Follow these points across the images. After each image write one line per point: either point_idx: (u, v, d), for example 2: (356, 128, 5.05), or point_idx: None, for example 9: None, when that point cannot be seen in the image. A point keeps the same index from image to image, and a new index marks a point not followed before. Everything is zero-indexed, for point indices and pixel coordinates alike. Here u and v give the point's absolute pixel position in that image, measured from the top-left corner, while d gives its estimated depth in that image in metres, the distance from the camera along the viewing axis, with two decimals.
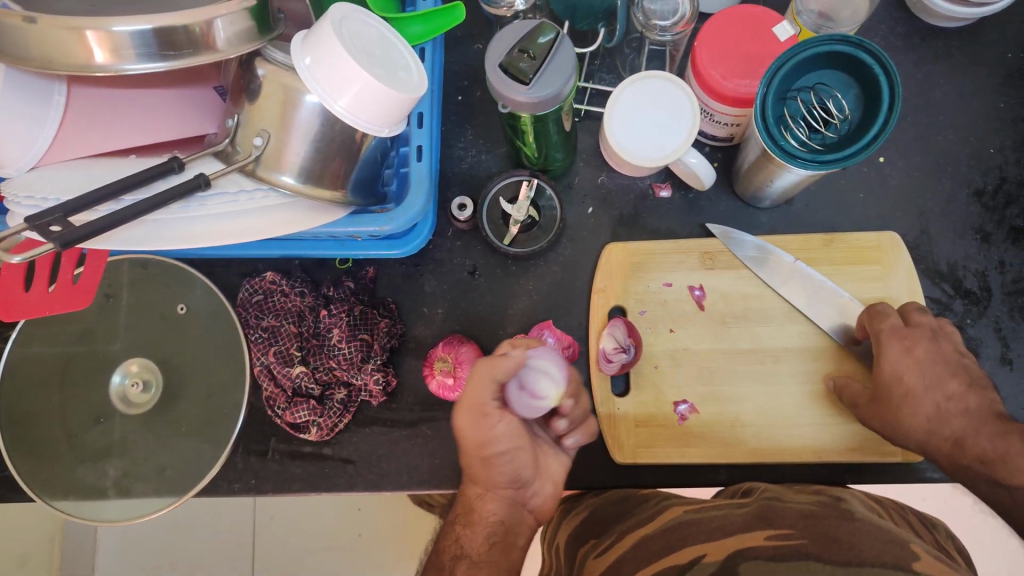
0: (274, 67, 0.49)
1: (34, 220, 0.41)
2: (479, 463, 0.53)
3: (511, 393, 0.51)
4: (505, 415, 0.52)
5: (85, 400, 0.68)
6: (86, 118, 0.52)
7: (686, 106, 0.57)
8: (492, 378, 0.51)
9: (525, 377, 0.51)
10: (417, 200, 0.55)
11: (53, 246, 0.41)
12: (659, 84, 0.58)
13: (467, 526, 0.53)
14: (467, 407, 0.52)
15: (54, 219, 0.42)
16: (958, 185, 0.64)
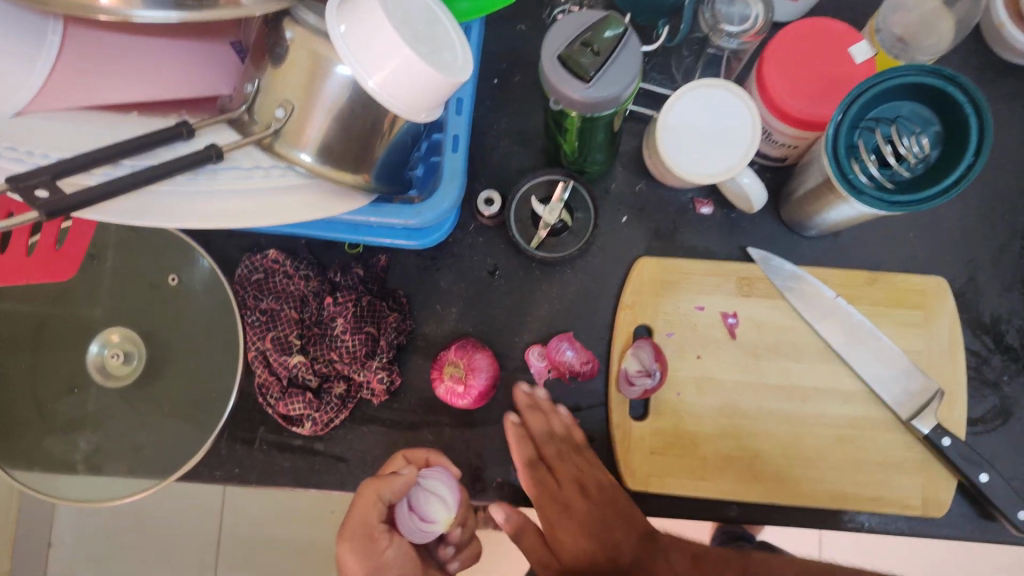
0: (304, 31, 0.43)
1: (17, 181, 0.35)
2: None
3: (401, 514, 0.53)
4: (395, 539, 0.50)
5: (62, 365, 0.63)
6: (83, 63, 0.45)
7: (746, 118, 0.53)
8: (382, 499, 0.50)
9: (417, 501, 0.53)
10: (449, 193, 0.50)
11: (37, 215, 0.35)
12: (717, 94, 0.53)
13: None
14: (351, 535, 0.49)
15: (41, 183, 0.36)
16: (1012, 235, 0.60)
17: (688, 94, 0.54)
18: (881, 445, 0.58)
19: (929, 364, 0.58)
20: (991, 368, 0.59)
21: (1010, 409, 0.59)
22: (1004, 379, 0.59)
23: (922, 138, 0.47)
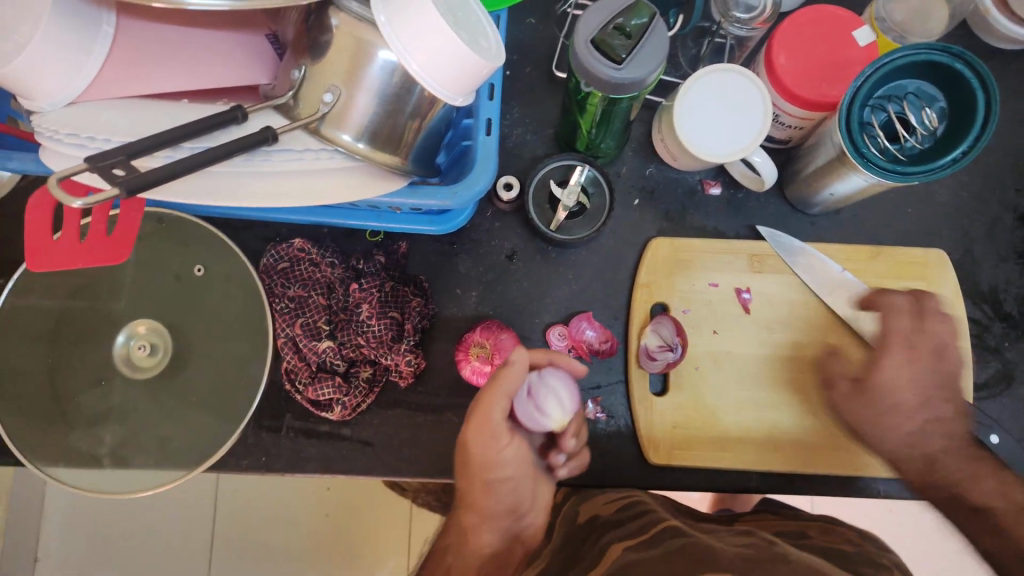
0: (348, 18, 0.45)
1: (96, 161, 0.37)
2: (479, 488, 0.51)
3: (518, 401, 0.51)
4: (513, 443, 0.51)
5: (83, 359, 0.63)
6: (136, 53, 0.46)
7: (748, 88, 0.56)
8: (503, 396, 0.49)
9: (535, 393, 0.51)
10: (482, 176, 0.50)
11: (118, 192, 0.37)
12: (710, 79, 0.56)
13: (458, 553, 0.51)
14: (479, 425, 0.49)
15: (117, 162, 0.37)
16: (1002, 210, 0.64)
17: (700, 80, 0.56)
18: None
19: None
20: (992, 335, 0.62)
21: (1014, 374, 0.61)
22: (1005, 345, 0.62)
23: (930, 113, 0.50)
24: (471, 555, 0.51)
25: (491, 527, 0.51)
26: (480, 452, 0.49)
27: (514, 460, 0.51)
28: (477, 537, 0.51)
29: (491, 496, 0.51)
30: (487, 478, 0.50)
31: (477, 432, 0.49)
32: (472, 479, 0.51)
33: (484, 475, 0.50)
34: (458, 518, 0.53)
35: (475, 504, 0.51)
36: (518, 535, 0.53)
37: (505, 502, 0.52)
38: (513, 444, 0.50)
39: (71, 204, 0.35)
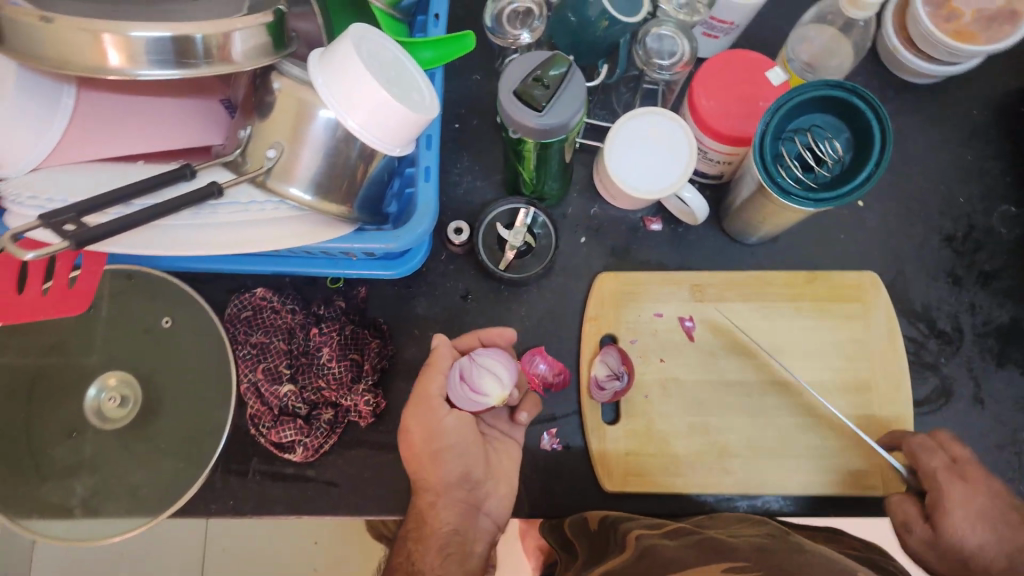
0: (290, 82, 0.49)
1: (49, 217, 0.42)
2: (428, 461, 0.53)
3: (454, 387, 0.53)
4: (454, 411, 0.53)
5: (55, 414, 0.65)
6: (96, 120, 0.51)
7: (656, 119, 0.60)
8: (439, 374, 0.53)
9: (470, 370, 0.53)
10: (422, 221, 0.55)
11: (67, 245, 0.41)
12: (624, 130, 0.61)
13: (418, 541, 0.52)
14: (418, 403, 0.53)
15: (69, 218, 0.42)
16: (930, 232, 0.68)
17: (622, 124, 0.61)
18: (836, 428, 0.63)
19: (869, 351, 0.64)
20: (927, 351, 0.65)
21: (950, 387, 0.65)
22: (941, 360, 0.65)
23: (836, 143, 0.55)
24: (433, 534, 0.52)
25: (450, 503, 0.53)
26: (424, 425, 0.52)
27: (456, 429, 0.53)
28: (435, 517, 0.53)
29: (439, 468, 0.53)
30: (431, 451, 0.52)
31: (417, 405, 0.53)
32: (419, 454, 0.53)
33: (428, 449, 0.52)
34: (416, 502, 0.54)
35: (428, 481, 0.53)
36: (476, 508, 0.55)
37: (455, 475, 0.54)
38: (452, 415, 0.53)
39: (23, 258, 0.40)
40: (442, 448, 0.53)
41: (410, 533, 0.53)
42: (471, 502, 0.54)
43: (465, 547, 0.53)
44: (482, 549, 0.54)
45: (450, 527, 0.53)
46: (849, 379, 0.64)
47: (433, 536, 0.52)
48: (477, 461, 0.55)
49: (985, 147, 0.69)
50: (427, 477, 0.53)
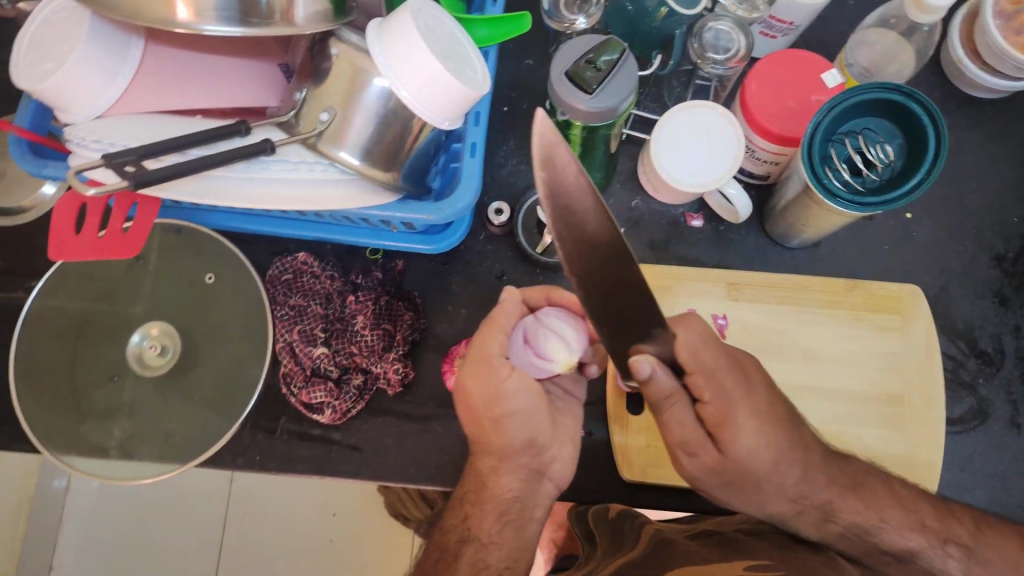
0: (347, 48, 0.50)
1: (111, 158, 0.46)
2: (489, 425, 0.51)
3: (518, 347, 0.52)
4: (516, 372, 0.50)
5: (99, 358, 0.67)
6: (160, 74, 0.53)
7: (704, 113, 0.60)
8: (500, 332, 0.51)
9: (538, 333, 0.52)
10: (465, 194, 0.55)
11: (127, 184, 0.46)
12: (673, 124, 0.60)
13: (475, 505, 0.53)
14: (476, 360, 0.51)
15: (130, 161, 0.46)
16: (979, 250, 0.66)
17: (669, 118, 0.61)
18: (865, 440, 0.62)
19: (905, 365, 0.63)
20: (965, 370, 0.64)
21: (987, 409, 0.63)
22: (979, 381, 0.64)
23: (887, 148, 0.54)
24: (492, 498, 0.52)
25: (510, 470, 0.52)
26: (481, 386, 0.50)
27: None
28: (496, 482, 0.52)
29: (504, 435, 0.51)
30: (496, 416, 0.50)
31: (478, 364, 0.51)
32: (480, 418, 0.51)
33: (492, 414, 0.50)
34: (475, 465, 0.54)
35: (493, 444, 0.51)
36: (541, 473, 0.54)
37: (520, 442, 0.51)
38: (515, 376, 0.50)
39: (85, 192, 0.44)
40: (505, 413, 0.50)
41: (465, 494, 0.54)
42: (533, 474, 0.53)
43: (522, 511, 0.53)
44: (541, 515, 0.54)
45: (507, 494, 0.52)
46: (882, 391, 0.63)
47: (490, 502, 0.52)
48: (545, 428, 0.52)
49: None
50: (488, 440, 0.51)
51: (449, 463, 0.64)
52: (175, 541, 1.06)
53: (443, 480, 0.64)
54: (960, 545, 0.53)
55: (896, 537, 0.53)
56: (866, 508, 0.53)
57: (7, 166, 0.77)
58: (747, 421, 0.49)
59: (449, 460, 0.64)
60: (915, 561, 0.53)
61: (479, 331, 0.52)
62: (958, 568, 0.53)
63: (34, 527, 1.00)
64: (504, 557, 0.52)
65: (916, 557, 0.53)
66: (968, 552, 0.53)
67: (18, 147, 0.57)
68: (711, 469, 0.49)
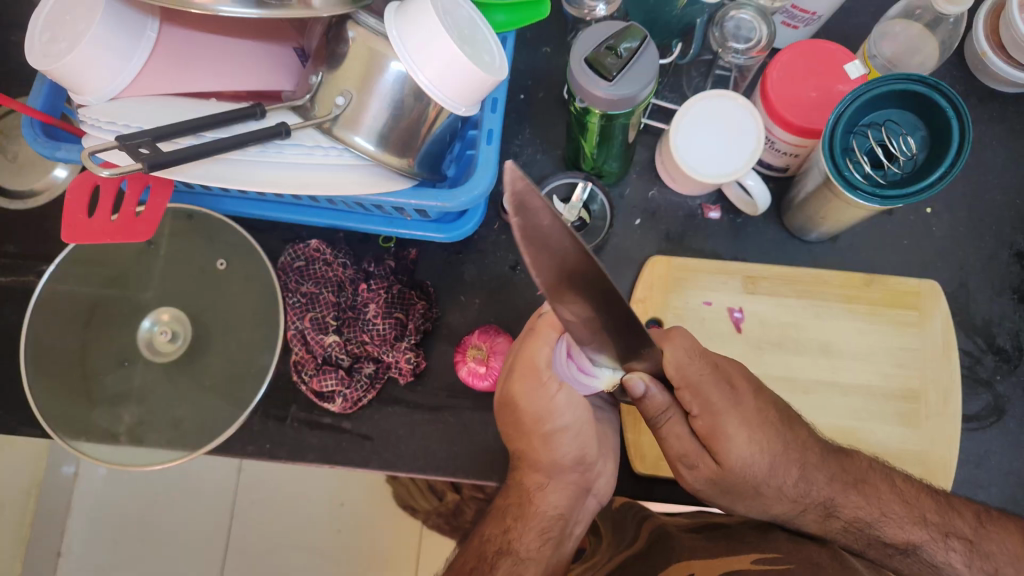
0: (364, 31, 0.49)
1: (126, 141, 0.45)
2: (538, 441, 0.54)
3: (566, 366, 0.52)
4: (564, 386, 0.53)
5: (110, 342, 0.67)
6: (176, 56, 0.53)
7: (713, 102, 0.59)
8: (545, 343, 0.52)
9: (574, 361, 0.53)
10: (481, 181, 0.54)
11: (142, 167, 0.45)
12: (686, 119, 0.60)
13: (519, 519, 0.53)
14: (523, 372, 0.53)
15: (143, 143, 0.45)
16: (999, 245, 0.65)
17: (689, 108, 0.60)
18: (880, 435, 0.61)
19: (922, 361, 0.62)
20: (983, 367, 0.63)
21: (1004, 407, 0.62)
22: (996, 378, 0.63)
23: (910, 140, 0.53)
24: (538, 515, 0.53)
25: (554, 484, 0.55)
26: (530, 400, 0.53)
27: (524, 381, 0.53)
28: (541, 498, 0.54)
29: (552, 449, 0.54)
30: (547, 431, 0.54)
31: (529, 376, 0.52)
32: (528, 434, 0.53)
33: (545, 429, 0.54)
34: (520, 479, 0.55)
35: (541, 460, 0.54)
36: (586, 488, 0.56)
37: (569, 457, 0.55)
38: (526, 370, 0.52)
39: (99, 174, 0.44)
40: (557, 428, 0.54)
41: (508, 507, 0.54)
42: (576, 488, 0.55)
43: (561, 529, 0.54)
44: (579, 532, 0.56)
45: (550, 509, 0.54)
46: (899, 386, 0.62)
47: (534, 519, 0.53)
48: (589, 441, 0.56)
49: None
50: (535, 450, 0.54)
51: (460, 454, 0.64)
52: (182, 527, 1.06)
53: (453, 471, 0.64)
54: (962, 538, 0.52)
55: (898, 530, 0.52)
56: (869, 503, 0.52)
57: (20, 148, 0.77)
58: (739, 430, 0.50)
59: (460, 450, 0.64)
60: (918, 552, 0.52)
61: (522, 341, 0.53)
62: (961, 561, 0.52)
63: (43, 511, 1.00)
64: (540, 572, 0.51)
65: (918, 549, 0.52)
66: (970, 544, 0.52)
67: (33, 130, 0.57)
68: (709, 480, 0.51)
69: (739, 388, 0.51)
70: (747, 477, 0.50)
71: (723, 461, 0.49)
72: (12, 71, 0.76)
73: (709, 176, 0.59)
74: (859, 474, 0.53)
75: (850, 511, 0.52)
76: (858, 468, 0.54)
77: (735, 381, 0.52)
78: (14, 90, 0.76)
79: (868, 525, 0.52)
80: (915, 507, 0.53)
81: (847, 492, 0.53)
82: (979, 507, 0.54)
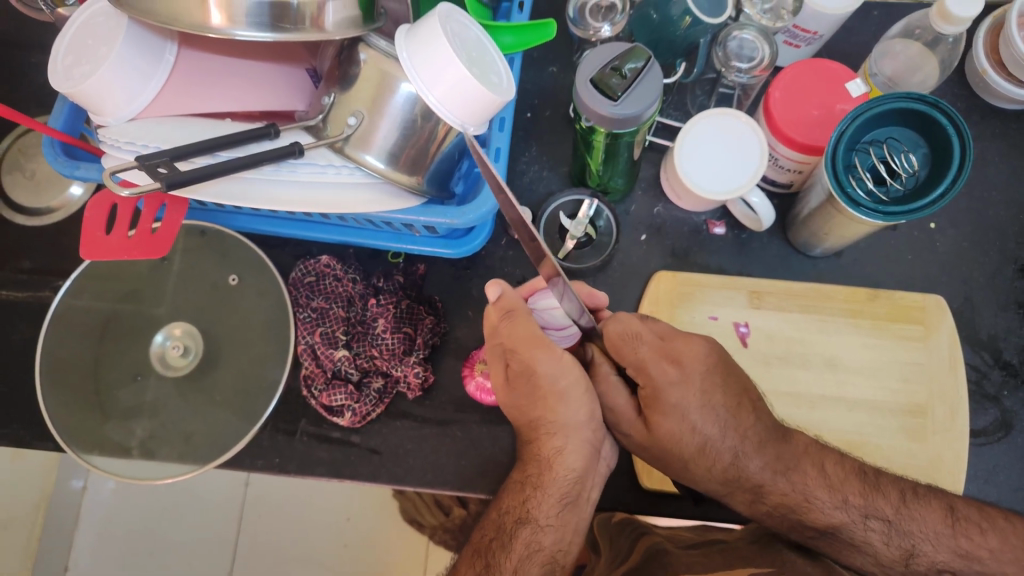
0: (375, 53, 0.51)
1: (145, 160, 0.46)
2: (552, 403, 0.52)
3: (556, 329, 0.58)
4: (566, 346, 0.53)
5: (124, 357, 0.68)
6: (192, 78, 0.54)
7: (713, 124, 0.60)
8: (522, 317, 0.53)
9: (544, 322, 0.57)
10: (489, 198, 0.56)
11: (160, 186, 0.46)
12: (691, 142, 0.61)
13: (536, 488, 0.52)
14: (524, 343, 0.52)
15: (162, 162, 0.47)
16: (1003, 260, 0.66)
17: (691, 127, 0.61)
18: (886, 450, 0.61)
19: (927, 378, 0.62)
20: (989, 382, 0.63)
21: (1011, 422, 0.63)
22: (1003, 393, 0.63)
23: (912, 158, 0.54)
24: (555, 481, 0.52)
25: (569, 444, 0.52)
26: (542, 364, 0.51)
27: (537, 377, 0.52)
28: (560, 463, 0.52)
29: (568, 408, 0.52)
30: (557, 388, 0.52)
31: (525, 349, 0.52)
32: (541, 395, 0.52)
33: (553, 387, 0.52)
34: (539, 447, 0.53)
35: (555, 422, 0.52)
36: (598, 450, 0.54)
37: (582, 413, 0.53)
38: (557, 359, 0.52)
39: (120, 193, 0.46)
40: (569, 385, 0.52)
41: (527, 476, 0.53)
42: (594, 448, 0.53)
43: (585, 483, 0.53)
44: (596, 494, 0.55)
45: (567, 469, 0.52)
46: (905, 402, 0.62)
47: (556, 483, 0.52)
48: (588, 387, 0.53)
49: None
50: (548, 412, 0.52)
51: (467, 468, 0.64)
52: (189, 542, 1.06)
53: (461, 485, 0.64)
54: (881, 519, 0.52)
55: (820, 513, 0.52)
56: (792, 490, 0.53)
57: (37, 166, 0.78)
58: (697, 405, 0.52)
59: (467, 464, 0.65)
60: (836, 535, 0.52)
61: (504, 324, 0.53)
62: (880, 539, 0.52)
63: (51, 527, 1.01)
64: (559, 538, 0.52)
65: (837, 531, 0.52)
66: (889, 524, 0.52)
67: (53, 150, 0.58)
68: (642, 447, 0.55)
69: (689, 365, 0.53)
70: (675, 451, 0.53)
71: (654, 429, 0.53)
72: (31, 92, 0.78)
73: (717, 193, 0.60)
74: (792, 460, 0.53)
75: (777, 495, 0.53)
76: (794, 453, 0.54)
77: (684, 359, 0.53)
78: (32, 109, 0.77)
79: (794, 510, 0.53)
80: (838, 490, 0.53)
81: (776, 477, 0.53)
82: (906, 485, 0.54)
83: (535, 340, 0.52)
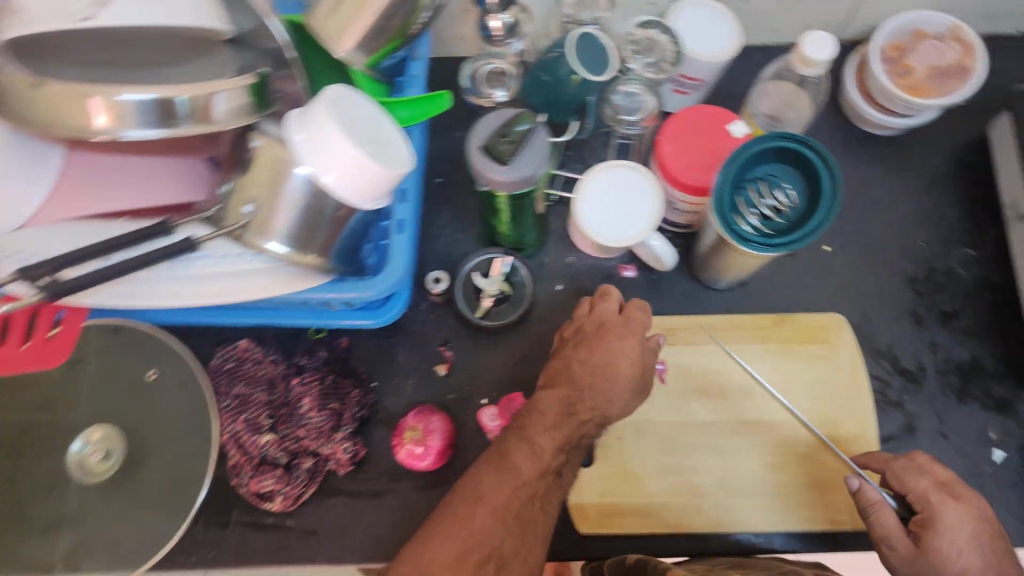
0: (268, 140, 0.53)
1: (25, 271, 0.46)
2: (600, 341, 0.60)
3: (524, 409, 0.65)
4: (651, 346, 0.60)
5: (37, 471, 0.65)
6: (80, 181, 0.55)
7: (601, 181, 0.63)
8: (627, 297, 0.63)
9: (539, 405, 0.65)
10: (395, 273, 0.60)
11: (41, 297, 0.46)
12: (593, 196, 0.63)
13: (545, 420, 0.56)
14: (610, 307, 0.62)
15: (47, 271, 0.46)
16: (892, 275, 0.70)
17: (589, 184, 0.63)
18: (803, 464, 0.64)
19: (835, 389, 0.66)
20: (892, 390, 0.67)
21: (913, 424, 0.65)
22: (905, 398, 0.66)
23: (790, 191, 0.57)
24: (576, 424, 0.56)
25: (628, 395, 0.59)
26: (628, 340, 0.59)
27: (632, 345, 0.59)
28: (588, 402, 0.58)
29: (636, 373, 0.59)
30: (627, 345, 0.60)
31: (616, 321, 0.61)
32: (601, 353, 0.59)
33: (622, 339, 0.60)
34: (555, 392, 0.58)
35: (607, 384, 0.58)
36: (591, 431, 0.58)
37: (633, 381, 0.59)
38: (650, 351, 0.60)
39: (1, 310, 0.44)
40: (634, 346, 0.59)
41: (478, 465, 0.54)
42: (560, 465, 0.55)
43: (547, 488, 0.53)
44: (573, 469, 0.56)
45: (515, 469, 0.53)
46: (819, 420, 0.65)
47: (525, 481, 0.52)
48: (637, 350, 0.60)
49: (944, 194, 0.72)
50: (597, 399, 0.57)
51: (407, 537, 0.64)
52: None
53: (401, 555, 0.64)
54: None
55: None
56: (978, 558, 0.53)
57: None
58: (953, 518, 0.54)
59: (407, 533, 0.64)
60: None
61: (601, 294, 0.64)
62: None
63: None
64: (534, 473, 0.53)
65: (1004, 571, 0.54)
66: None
67: None
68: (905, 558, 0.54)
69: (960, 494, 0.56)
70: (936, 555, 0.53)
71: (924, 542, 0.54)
72: None
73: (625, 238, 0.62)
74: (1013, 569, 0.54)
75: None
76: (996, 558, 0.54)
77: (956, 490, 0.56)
78: None
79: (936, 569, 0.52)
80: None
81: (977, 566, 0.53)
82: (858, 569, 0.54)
83: (607, 331, 0.60)
